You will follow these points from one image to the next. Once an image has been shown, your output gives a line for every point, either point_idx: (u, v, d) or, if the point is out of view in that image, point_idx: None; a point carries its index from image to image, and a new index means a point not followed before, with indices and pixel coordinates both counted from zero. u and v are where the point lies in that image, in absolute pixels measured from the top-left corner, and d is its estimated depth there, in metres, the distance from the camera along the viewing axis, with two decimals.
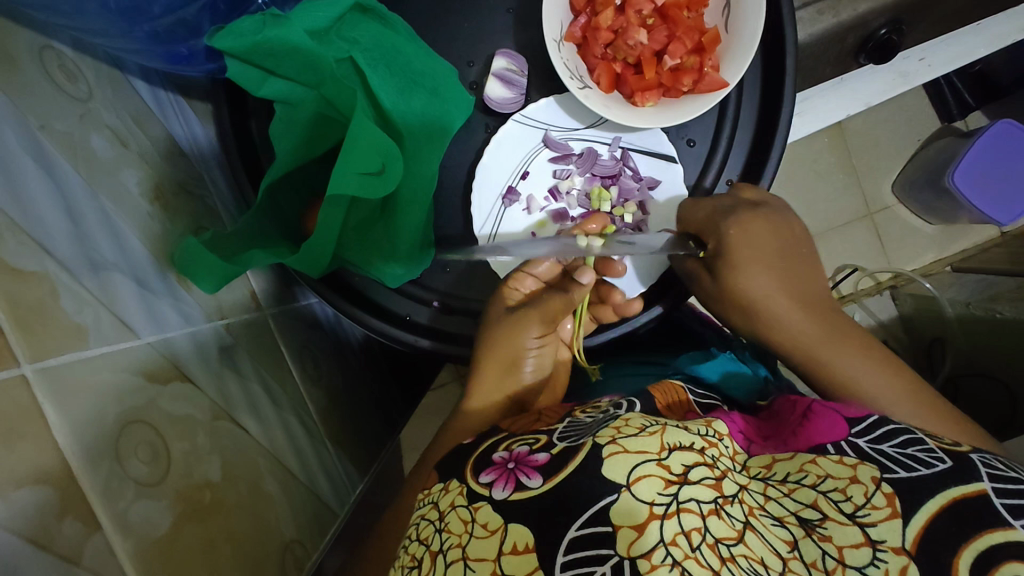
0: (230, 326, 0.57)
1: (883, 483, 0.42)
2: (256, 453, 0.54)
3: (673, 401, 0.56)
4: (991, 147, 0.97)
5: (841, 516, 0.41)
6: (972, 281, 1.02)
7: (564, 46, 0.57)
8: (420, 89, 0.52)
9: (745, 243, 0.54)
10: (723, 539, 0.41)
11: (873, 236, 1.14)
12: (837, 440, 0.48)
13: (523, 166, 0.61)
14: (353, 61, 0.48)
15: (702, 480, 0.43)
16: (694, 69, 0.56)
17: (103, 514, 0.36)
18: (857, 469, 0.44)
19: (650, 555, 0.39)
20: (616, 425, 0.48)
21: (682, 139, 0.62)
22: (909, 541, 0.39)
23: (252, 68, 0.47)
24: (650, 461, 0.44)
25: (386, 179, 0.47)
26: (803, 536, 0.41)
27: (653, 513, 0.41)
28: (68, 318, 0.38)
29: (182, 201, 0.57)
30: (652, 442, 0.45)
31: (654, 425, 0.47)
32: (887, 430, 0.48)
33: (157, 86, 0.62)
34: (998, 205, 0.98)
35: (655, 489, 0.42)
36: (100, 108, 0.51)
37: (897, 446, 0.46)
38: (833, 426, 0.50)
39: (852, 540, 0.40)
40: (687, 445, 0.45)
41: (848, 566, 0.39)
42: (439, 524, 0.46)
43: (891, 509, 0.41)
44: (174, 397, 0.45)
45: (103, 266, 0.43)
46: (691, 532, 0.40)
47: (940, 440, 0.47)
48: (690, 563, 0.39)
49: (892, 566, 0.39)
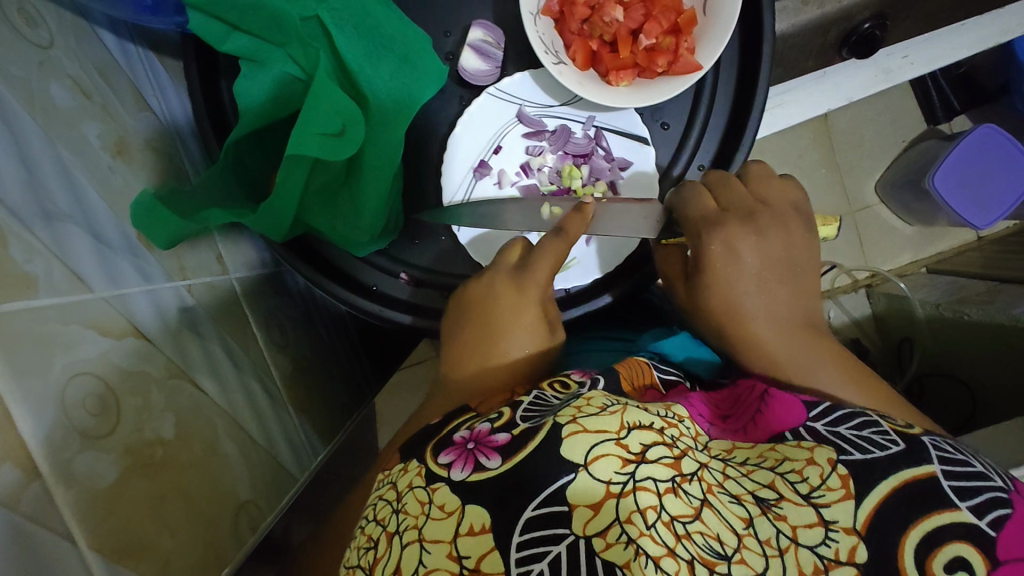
0: (194, 289, 0.57)
1: (838, 465, 0.42)
2: (213, 414, 0.53)
3: (640, 379, 0.55)
4: (970, 155, 0.98)
5: (797, 497, 0.41)
6: (943, 283, 1.04)
7: (540, 20, 0.56)
8: (388, 55, 0.53)
9: (697, 238, 0.53)
10: (679, 517, 0.40)
11: (853, 234, 1.15)
12: (796, 426, 0.46)
13: (495, 141, 0.61)
14: (319, 19, 0.50)
15: (660, 459, 0.43)
16: (669, 50, 0.56)
17: (45, 463, 0.36)
18: (815, 450, 0.44)
19: (605, 533, 0.40)
20: (577, 403, 0.46)
21: (656, 121, 0.62)
22: (860, 522, 0.39)
23: (217, 22, 0.48)
24: (609, 440, 0.43)
25: (347, 141, 0.48)
26: (759, 514, 0.41)
27: (610, 492, 0.41)
28: (17, 267, 0.38)
29: (147, 157, 0.56)
30: (611, 421, 0.44)
31: (615, 405, 0.46)
32: (844, 413, 0.46)
33: (126, 39, 0.61)
34: (974, 209, 0.99)
35: (612, 469, 0.42)
36: (61, 56, 0.50)
37: (853, 428, 0.45)
38: (790, 410, 0.48)
39: (806, 520, 0.40)
40: (647, 424, 0.44)
41: (801, 545, 0.39)
42: (397, 505, 0.45)
43: (845, 490, 0.40)
44: (129, 352, 0.45)
45: (57, 217, 0.43)
46: (646, 510, 0.40)
47: (893, 421, 0.46)
48: (645, 541, 0.39)
49: (842, 546, 0.39)
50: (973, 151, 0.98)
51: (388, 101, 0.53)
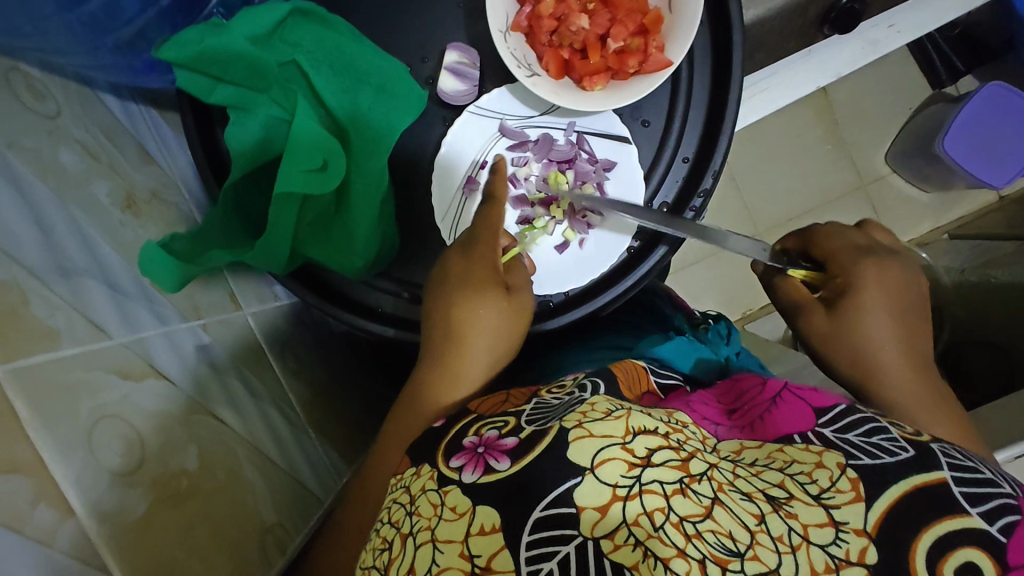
0: (208, 326, 0.60)
1: (849, 468, 0.41)
2: (235, 443, 0.56)
3: (641, 385, 0.55)
4: (979, 114, 0.96)
5: (807, 497, 0.40)
6: (967, 246, 1.06)
7: (510, 36, 0.58)
8: (365, 87, 0.56)
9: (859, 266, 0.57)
10: (688, 517, 0.39)
11: (867, 208, 1.14)
12: (805, 430, 0.46)
13: (480, 157, 0.62)
14: (296, 63, 0.54)
15: (667, 461, 0.41)
16: (639, 50, 0.57)
17: (77, 501, 0.38)
18: (823, 455, 0.43)
19: (613, 535, 0.39)
20: (582, 409, 0.45)
21: (637, 119, 0.63)
22: (870, 524, 0.39)
23: (201, 77, 0.51)
24: (614, 444, 0.42)
25: (330, 173, 0.53)
26: (771, 512, 0.39)
27: (616, 496, 0.40)
28: (40, 322, 0.41)
29: (154, 207, 0.60)
30: (617, 426, 0.43)
31: (619, 409, 0.45)
32: (853, 420, 0.46)
33: (128, 101, 0.65)
34: (987, 168, 0.98)
35: (618, 471, 0.40)
36: (69, 123, 0.53)
37: (862, 434, 0.44)
38: (799, 416, 0.48)
39: (817, 519, 0.39)
40: (651, 429, 0.44)
41: (813, 544, 0.38)
42: (411, 508, 0.45)
43: (856, 493, 0.40)
44: (149, 392, 0.48)
45: (74, 272, 0.46)
46: (654, 513, 0.39)
47: (902, 429, 0.46)
48: (653, 543, 0.38)
49: (853, 547, 0.38)
50: (983, 109, 0.96)
51: (369, 132, 0.56)
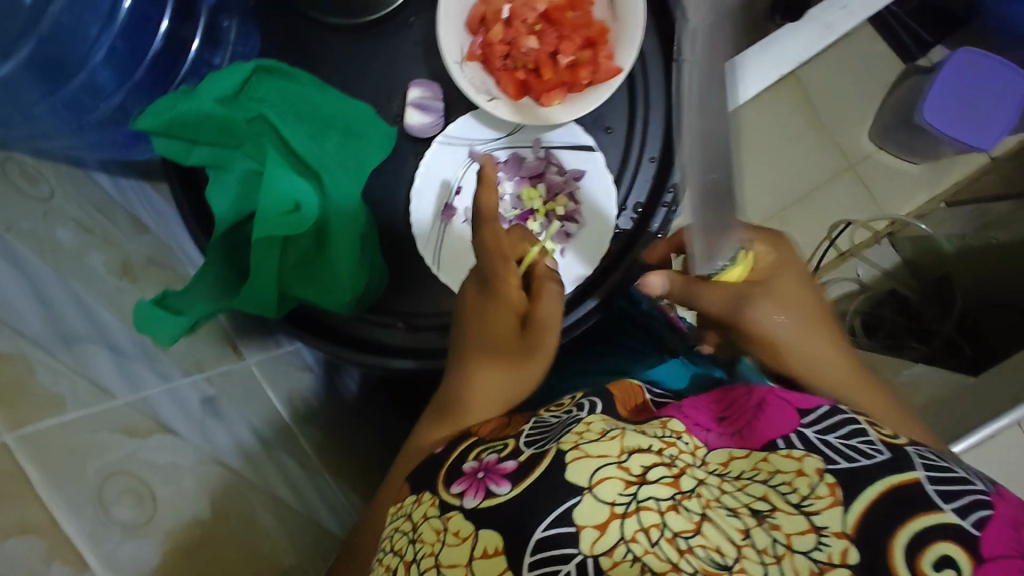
0: (212, 380, 0.61)
1: (826, 474, 0.41)
2: (248, 490, 0.57)
3: (634, 401, 0.54)
4: (952, 79, 0.97)
5: (788, 507, 0.40)
6: (965, 212, 1.05)
7: (467, 66, 0.61)
8: (332, 131, 0.60)
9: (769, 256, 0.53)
10: (680, 532, 0.39)
11: (860, 187, 1.14)
12: (787, 433, 0.45)
13: (455, 184, 0.65)
14: (262, 116, 0.57)
15: (661, 479, 0.42)
16: (590, 61, 0.59)
17: (91, 558, 0.40)
18: (803, 461, 0.42)
19: (611, 552, 0.39)
20: (578, 429, 0.46)
21: (601, 127, 0.65)
22: (849, 524, 0.38)
23: (177, 141, 0.55)
24: (610, 464, 0.42)
25: (303, 213, 0.56)
26: (755, 525, 0.39)
27: (614, 513, 0.40)
28: (45, 389, 0.43)
29: (150, 271, 0.62)
30: (613, 446, 0.44)
31: (614, 430, 0.46)
32: (836, 419, 0.45)
33: (119, 176, 0.69)
34: (974, 133, 0.97)
35: (615, 490, 0.41)
36: (62, 203, 0.56)
37: (841, 437, 0.43)
38: (783, 416, 0.46)
39: (799, 527, 0.38)
40: (645, 447, 0.44)
41: (796, 552, 0.38)
42: (413, 535, 0.46)
43: (833, 497, 0.39)
44: (157, 447, 0.49)
45: (75, 339, 0.48)
46: (650, 528, 0.39)
47: (880, 431, 0.45)
48: (650, 559, 0.39)
49: (834, 550, 0.37)
50: (955, 76, 0.97)
51: (338, 170, 0.59)
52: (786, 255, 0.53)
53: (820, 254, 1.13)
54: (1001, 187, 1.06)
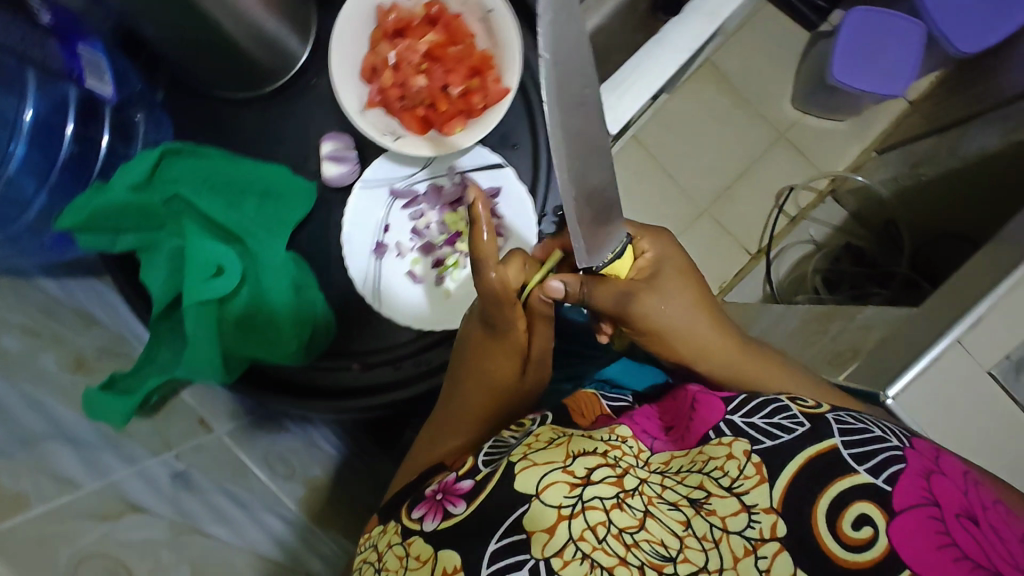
0: (181, 455, 0.63)
1: (752, 454, 0.43)
2: (230, 554, 0.59)
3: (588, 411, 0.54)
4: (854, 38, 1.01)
5: (721, 491, 0.42)
6: (895, 156, 1.09)
7: (368, 112, 0.65)
8: (248, 196, 0.66)
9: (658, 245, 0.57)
10: (626, 528, 0.41)
11: (795, 153, 1.19)
12: (716, 423, 0.47)
13: (382, 223, 0.68)
14: (178, 195, 0.63)
15: (605, 478, 0.44)
16: (479, 87, 0.64)
17: None
18: (732, 445, 0.44)
19: (561, 552, 0.41)
20: (527, 441, 0.48)
21: (508, 145, 0.70)
22: (775, 499, 0.40)
23: (100, 234, 0.60)
24: (556, 468, 0.44)
25: (228, 274, 0.61)
26: (694, 514, 0.42)
27: (562, 516, 0.42)
28: (8, 488, 0.43)
29: (104, 362, 0.66)
30: (557, 453, 0.46)
31: (561, 436, 0.48)
32: (759, 401, 0.47)
33: (66, 278, 0.71)
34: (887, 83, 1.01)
35: (561, 493, 0.43)
36: (5, 311, 0.57)
37: (765, 415, 0.45)
38: (710, 408, 0.49)
39: (731, 509, 0.41)
40: (590, 450, 0.46)
41: (731, 533, 0.40)
42: (378, 564, 0.48)
43: (759, 475, 0.42)
44: (129, 526, 0.51)
45: (33, 438, 0.49)
46: (596, 526, 0.41)
47: (803, 403, 0.46)
48: (599, 555, 0.40)
49: (764, 526, 0.40)
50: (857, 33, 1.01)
51: (258, 230, 0.65)
52: (667, 250, 0.58)
53: (769, 222, 1.18)
54: (922, 123, 1.10)
